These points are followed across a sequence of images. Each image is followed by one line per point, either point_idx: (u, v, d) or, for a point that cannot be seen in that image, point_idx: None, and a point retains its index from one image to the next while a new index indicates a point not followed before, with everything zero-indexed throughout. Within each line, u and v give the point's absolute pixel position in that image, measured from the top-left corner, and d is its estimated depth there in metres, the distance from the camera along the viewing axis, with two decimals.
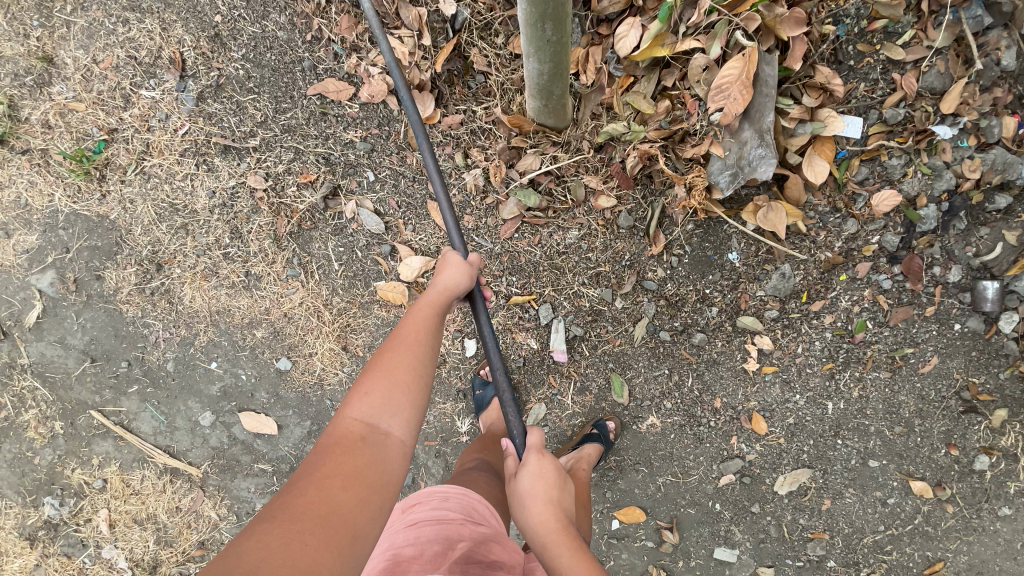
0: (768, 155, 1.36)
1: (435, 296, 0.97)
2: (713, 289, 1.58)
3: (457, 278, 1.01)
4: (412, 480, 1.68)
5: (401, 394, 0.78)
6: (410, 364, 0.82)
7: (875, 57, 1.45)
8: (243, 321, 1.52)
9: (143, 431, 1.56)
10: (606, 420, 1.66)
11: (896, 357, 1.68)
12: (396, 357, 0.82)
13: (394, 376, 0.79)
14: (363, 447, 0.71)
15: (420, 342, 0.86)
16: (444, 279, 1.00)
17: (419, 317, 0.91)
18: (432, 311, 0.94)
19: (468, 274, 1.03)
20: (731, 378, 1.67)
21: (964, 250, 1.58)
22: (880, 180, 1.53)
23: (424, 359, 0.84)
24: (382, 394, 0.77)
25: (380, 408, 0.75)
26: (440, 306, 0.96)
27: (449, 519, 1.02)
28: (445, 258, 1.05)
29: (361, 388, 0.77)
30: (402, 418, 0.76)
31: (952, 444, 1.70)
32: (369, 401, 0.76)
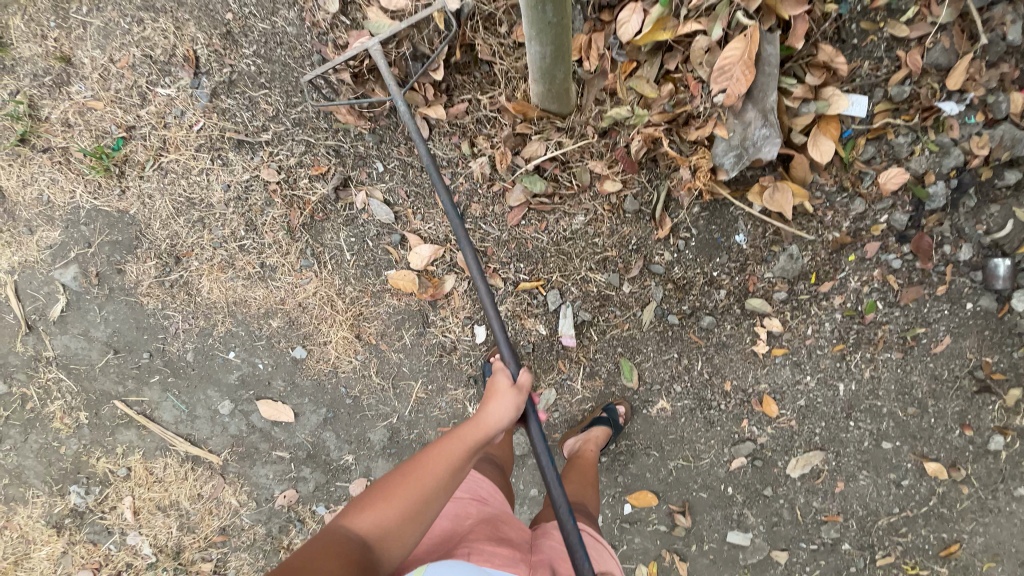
0: (772, 134, 1.37)
1: (478, 426, 0.91)
2: (720, 271, 1.59)
3: (503, 410, 0.95)
4: None
5: (401, 521, 0.75)
6: (421, 492, 0.79)
7: (879, 34, 1.44)
8: (259, 311, 1.56)
9: (164, 420, 1.61)
10: (616, 405, 1.66)
11: (908, 337, 1.67)
12: (413, 481, 0.79)
13: (403, 502, 0.77)
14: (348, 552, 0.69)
15: (441, 470, 0.82)
16: (490, 412, 0.94)
17: (453, 443, 0.87)
18: (470, 439, 0.89)
19: (518, 406, 0.97)
20: (741, 361, 1.68)
21: (973, 228, 1.58)
22: (887, 158, 1.53)
23: (437, 491, 0.80)
24: (383, 512, 0.75)
25: (375, 529, 0.73)
26: (478, 435, 0.90)
27: (458, 496, 1.10)
28: (496, 384, 0.99)
29: (367, 499, 0.77)
30: (398, 541, 0.74)
31: (966, 424, 1.70)
32: (367, 515, 0.75)
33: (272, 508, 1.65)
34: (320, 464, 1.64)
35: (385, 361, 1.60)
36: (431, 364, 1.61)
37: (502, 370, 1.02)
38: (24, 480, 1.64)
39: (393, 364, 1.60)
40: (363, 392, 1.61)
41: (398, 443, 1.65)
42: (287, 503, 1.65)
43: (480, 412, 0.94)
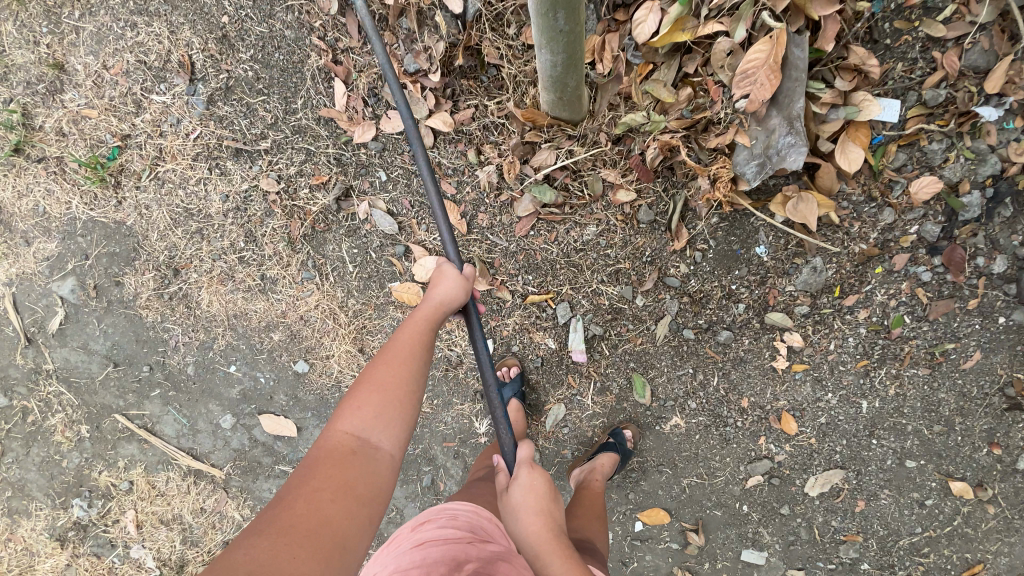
0: (798, 142, 1.29)
1: (429, 308, 0.97)
2: (739, 284, 1.51)
3: (449, 290, 1.00)
4: (431, 482, 1.66)
5: (388, 410, 0.81)
6: (399, 379, 0.85)
7: (914, 34, 1.35)
8: (260, 325, 1.51)
9: (166, 434, 1.58)
10: (623, 428, 1.61)
11: (936, 353, 1.59)
12: (387, 372, 0.85)
13: (383, 397, 0.82)
14: (350, 459, 0.75)
15: (412, 358, 0.89)
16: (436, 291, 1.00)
17: (413, 334, 0.93)
18: (423, 322, 0.95)
19: (465, 285, 1.01)
20: (759, 377, 1.61)
21: (1009, 238, 1.49)
22: (919, 166, 1.43)
23: (414, 373, 0.87)
24: (370, 408, 0.80)
25: (370, 425, 0.79)
26: (429, 318, 0.96)
27: (457, 538, 0.97)
28: (441, 271, 1.03)
29: (353, 400, 0.82)
30: (390, 429, 0.81)
31: (995, 442, 1.62)
32: (359, 414, 0.80)
33: None
34: None
35: None
36: None
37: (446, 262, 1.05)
38: (27, 493, 1.62)
39: None
40: None
41: None
42: None
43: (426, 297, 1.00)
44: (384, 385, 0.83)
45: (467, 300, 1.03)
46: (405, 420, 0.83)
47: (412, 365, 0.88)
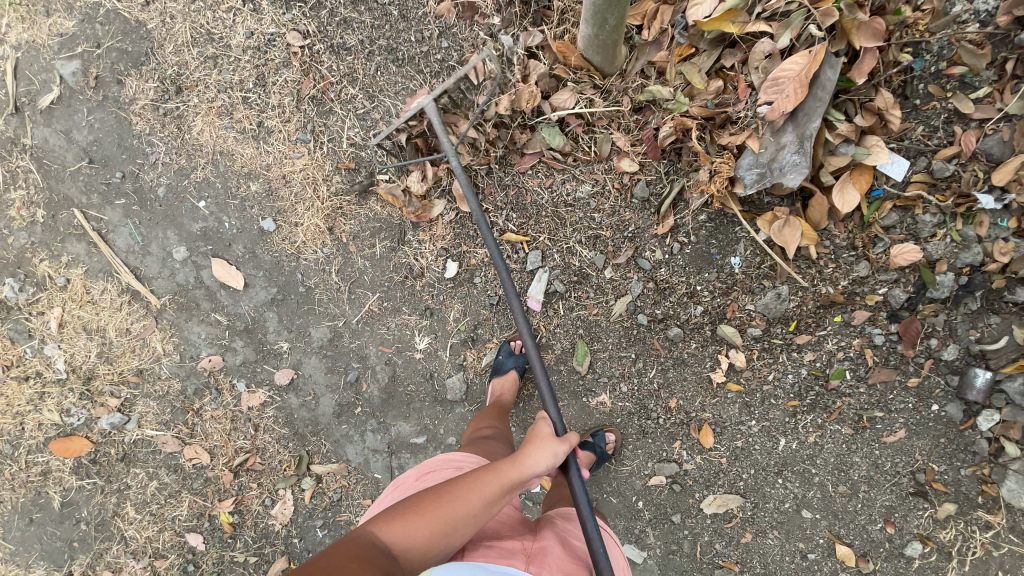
0: (802, 164, 1.31)
1: (516, 469, 0.95)
2: (704, 287, 1.54)
3: (545, 457, 0.99)
4: (355, 380, 1.65)
5: (427, 534, 0.84)
6: (450, 506, 0.87)
7: (943, 104, 1.38)
8: (241, 170, 1.51)
9: (116, 245, 1.58)
10: (606, 432, 1.65)
11: (863, 417, 1.64)
12: (445, 500, 0.87)
13: (430, 518, 0.85)
14: (373, 553, 0.79)
15: (473, 494, 0.89)
16: (529, 457, 0.98)
17: (488, 477, 0.92)
18: (499, 482, 0.92)
19: (559, 454, 1.01)
20: (693, 383, 1.64)
21: (966, 331, 1.55)
22: (906, 232, 1.47)
23: (471, 509, 0.87)
24: (411, 526, 0.84)
25: (403, 539, 0.83)
26: (515, 475, 0.94)
27: None
28: (538, 433, 1.06)
29: (395, 512, 0.86)
30: (417, 554, 0.83)
31: (890, 521, 1.70)
32: (393, 524, 0.85)
33: (193, 368, 1.64)
34: (254, 341, 1.62)
35: (349, 263, 1.56)
36: (392, 283, 1.58)
37: (543, 420, 1.10)
38: None
39: (355, 269, 1.57)
40: (318, 286, 1.57)
41: (337, 348, 1.62)
42: (210, 367, 1.64)
43: (519, 456, 0.98)
44: (440, 506, 0.87)
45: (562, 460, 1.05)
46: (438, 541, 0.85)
47: (477, 505, 0.88)
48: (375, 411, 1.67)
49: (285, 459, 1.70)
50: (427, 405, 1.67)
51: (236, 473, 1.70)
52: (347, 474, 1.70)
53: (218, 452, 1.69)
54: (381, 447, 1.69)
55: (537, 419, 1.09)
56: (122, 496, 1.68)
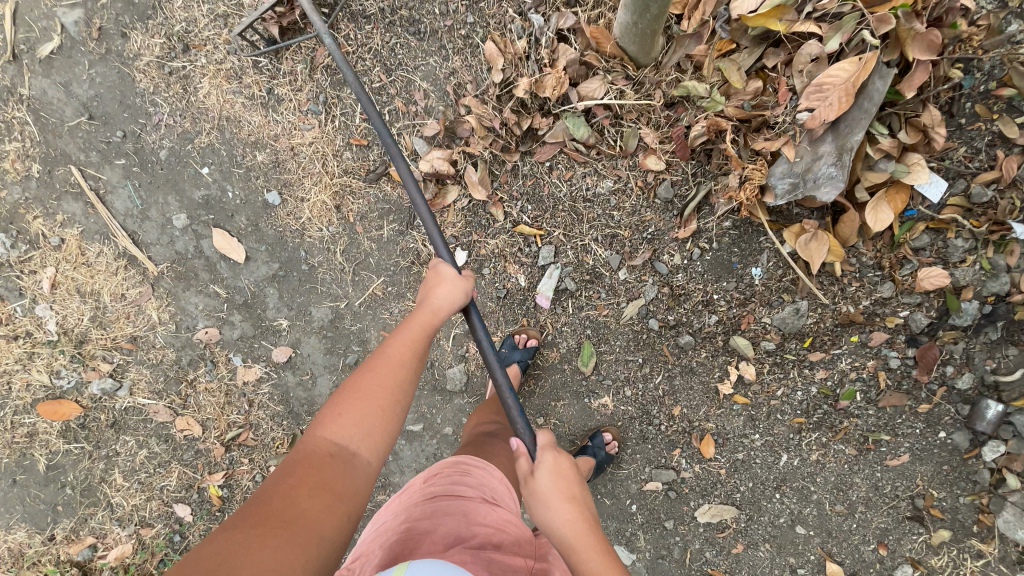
0: (838, 177, 1.24)
1: (428, 315, 0.97)
2: (720, 296, 1.49)
3: (453, 294, 1.00)
4: (355, 363, 1.58)
5: (374, 415, 0.80)
6: (388, 386, 0.83)
7: (989, 125, 1.31)
8: (248, 138, 1.44)
9: (114, 207, 1.52)
10: (604, 432, 1.62)
11: (869, 439, 1.61)
12: (376, 381, 0.83)
13: (367, 406, 0.80)
14: (325, 461, 0.74)
15: (402, 366, 0.86)
16: (435, 296, 0.99)
17: (400, 340, 0.90)
18: (419, 334, 0.94)
19: (462, 287, 1.01)
20: (699, 392, 1.60)
21: (984, 361, 1.52)
22: (936, 255, 1.41)
23: (399, 387, 0.84)
24: (351, 409, 0.79)
25: (354, 432, 0.77)
26: (429, 325, 0.95)
27: (465, 494, 0.96)
28: (439, 273, 1.03)
29: (330, 407, 0.79)
30: (372, 438, 0.78)
31: (884, 542, 1.69)
32: (341, 420, 0.78)
33: (188, 339, 1.60)
34: (252, 316, 1.57)
35: (354, 244, 1.50)
36: (398, 267, 1.52)
37: (441, 261, 1.05)
38: None
39: (360, 250, 1.51)
40: (321, 265, 1.52)
41: (337, 330, 1.58)
42: (206, 340, 1.59)
43: (421, 301, 0.99)
44: (374, 389, 0.82)
45: (467, 301, 1.03)
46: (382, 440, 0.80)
47: (405, 374, 0.86)
48: None
49: (277, 438, 1.66)
50: (425, 394, 1.63)
51: (227, 448, 1.67)
52: None
53: (210, 426, 1.65)
54: None
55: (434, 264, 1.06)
56: (111, 463, 1.66)
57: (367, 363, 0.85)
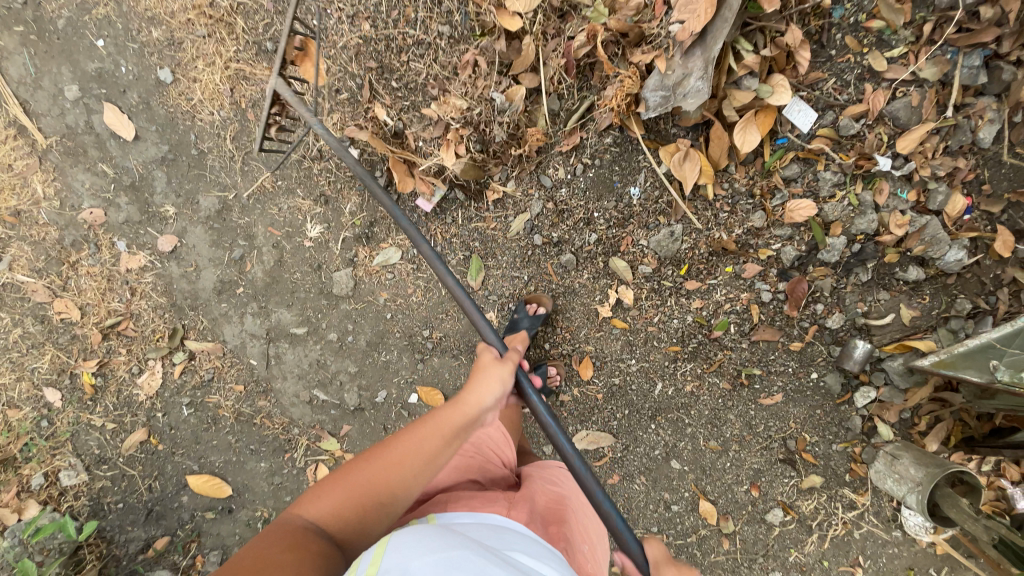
0: (703, 90, 1.29)
1: (458, 412, 0.83)
2: (601, 216, 1.53)
3: (493, 387, 0.88)
4: (239, 258, 1.60)
5: (362, 500, 0.73)
6: (386, 478, 0.74)
7: (858, 59, 1.36)
8: (146, 14, 1.48)
9: (7, 75, 1.51)
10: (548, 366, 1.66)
11: (742, 373, 1.65)
12: (375, 468, 0.75)
13: (364, 494, 0.73)
14: (303, 537, 0.66)
15: (405, 462, 0.76)
16: (469, 394, 0.86)
17: (422, 430, 0.80)
18: (443, 432, 0.80)
19: (506, 379, 0.91)
20: (581, 314, 1.63)
21: (855, 303, 1.57)
22: (807, 188, 1.45)
23: (409, 480, 0.75)
24: (355, 488, 0.73)
25: (330, 511, 0.71)
26: (460, 421, 0.82)
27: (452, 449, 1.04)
28: (479, 362, 0.94)
29: (321, 485, 0.74)
30: (354, 529, 0.71)
31: (756, 484, 1.74)
32: (324, 499, 0.72)
33: (74, 219, 1.58)
34: (139, 200, 1.58)
35: (244, 131, 1.53)
36: (288, 160, 1.54)
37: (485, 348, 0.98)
38: None
39: (251, 139, 1.53)
40: (211, 151, 1.54)
41: (224, 221, 1.59)
42: (91, 221, 1.58)
43: (461, 392, 0.87)
44: (375, 481, 0.74)
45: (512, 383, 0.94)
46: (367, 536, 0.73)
47: (415, 469, 0.76)
48: (257, 294, 1.63)
49: (159, 330, 1.65)
50: (312, 295, 1.62)
51: (105, 337, 1.65)
52: (222, 355, 1.67)
53: (90, 311, 1.63)
54: (259, 333, 1.65)
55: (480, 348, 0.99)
56: None
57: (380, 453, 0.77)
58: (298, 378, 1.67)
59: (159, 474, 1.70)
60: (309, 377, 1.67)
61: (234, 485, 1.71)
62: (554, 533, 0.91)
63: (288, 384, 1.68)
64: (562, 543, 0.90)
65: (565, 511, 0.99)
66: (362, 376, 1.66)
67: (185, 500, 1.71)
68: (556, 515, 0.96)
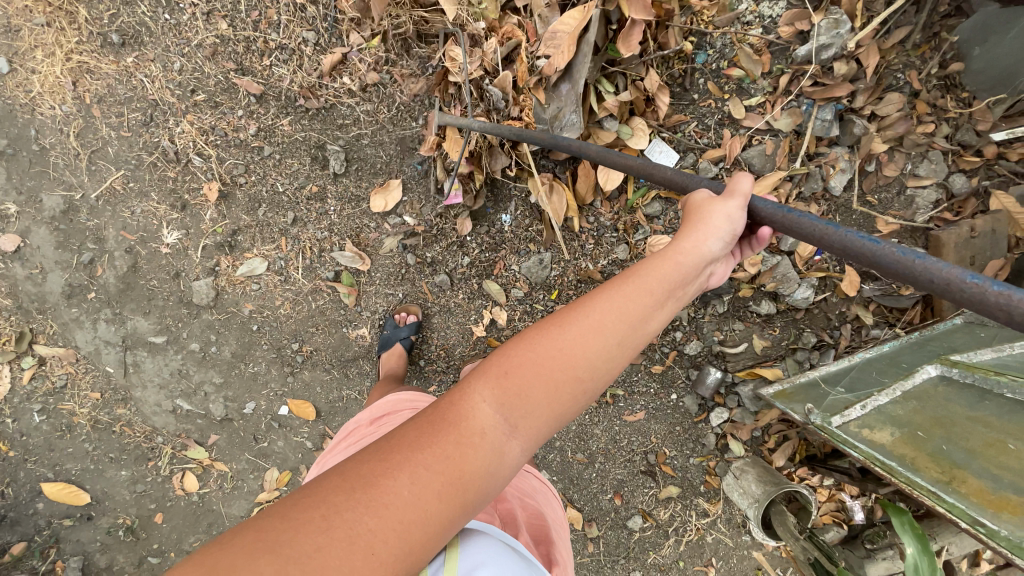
0: (575, 126, 1.31)
1: (680, 257, 0.67)
2: (473, 239, 1.54)
3: (707, 239, 0.69)
4: (89, 262, 1.51)
5: (542, 404, 0.58)
6: (574, 362, 0.58)
7: (719, 104, 1.41)
8: None
9: None
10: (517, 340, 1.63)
11: (607, 394, 1.74)
12: (563, 349, 0.58)
13: (545, 381, 0.58)
14: (460, 441, 0.55)
15: (601, 341, 0.60)
16: (686, 240, 0.68)
17: (624, 296, 0.62)
18: (652, 288, 0.63)
19: (732, 220, 0.71)
20: (456, 333, 1.64)
21: (712, 332, 1.67)
22: (667, 226, 1.50)
23: (602, 370, 0.60)
24: (534, 366, 0.58)
25: (505, 409, 0.57)
26: (673, 274, 0.65)
27: None
28: (697, 204, 0.74)
29: (493, 365, 0.59)
30: (533, 429, 0.58)
31: (619, 494, 1.84)
32: (496, 388, 0.57)
33: None
34: None
35: (91, 129, 1.44)
36: (140, 162, 1.45)
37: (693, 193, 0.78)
38: None
39: (98, 137, 1.44)
40: (53, 147, 1.44)
41: (70, 223, 1.49)
42: None
43: (673, 243, 0.69)
44: (564, 363, 0.58)
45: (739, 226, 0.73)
46: (553, 419, 0.59)
47: (607, 358, 0.60)
48: (110, 300, 1.54)
49: (2, 334, 1.55)
50: (170, 304, 1.55)
51: None
52: (75, 361, 1.59)
53: None
54: (114, 340, 1.57)
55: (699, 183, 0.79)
56: None
57: (563, 317, 0.61)
58: (160, 387, 1.62)
59: (11, 480, 1.63)
60: (171, 387, 1.62)
61: (93, 493, 1.65)
62: (546, 556, 0.87)
63: (149, 393, 1.62)
64: (555, 568, 0.85)
65: (549, 528, 0.93)
66: (228, 387, 1.62)
67: (40, 507, 1.64)
68: (543, 532, 0.90)
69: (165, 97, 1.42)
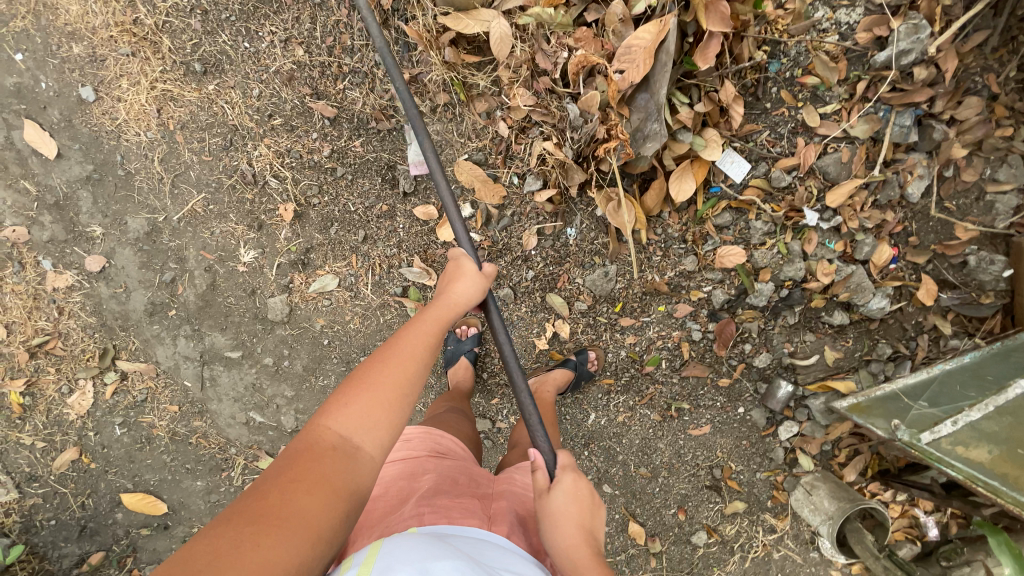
0: (661, 134, 1.31)
1: (447, 305, 0.96)
2: (538, 253, 1.54)
3: (470, 291, 1.01)
4: (170, 281, 1.57)
5: (379, 408, 0.74)
6: (397, 379, 0.78)
7: (792, 113, 1.39)
8: (68, 30, 1.45)
9: None
10: (588, 351, 1.62)
11: (671, 407, 1.70)
12: (386, 372, 0.78)
13: (376, 394, 0.75)
14: (326, 455, 0.68)
15: (413, 369, 0.80)
16: (456, 292, 0.99)
17: (411, 352, 0.82)
18: (433, 327, 0.90)
19: (480, 287, 1.02)
20: (519, 346, 1.65)
21: (783, 343, 1.61)
22: (737, 236, 1.49)
23: (417, 373, 0.81)
24: (374, 384, 0.76)
25: (355, 422, 0.72)
26: (450, 319, 0.94)
27: (415, 455, 1.05)
28: (462, 266, 1.05)
29: (340, 395, 0.74)
30: (376, 433, 0.73)
31: (683, 508, 1.79)
32: (346, 409, 0.73)
33: None
34: (64, 219, 1.54)
35: (173, 154, 1.50)
36: (219, 184, 1.51)
37: (464, 257, 1.07)
38: None
39: (180, 161, 1.50)
40: (138, 172, 1.51)
41: (152, 243, 1.55)
42: (13, 239, 1.54)
43: (443, 294, 0.99)
44: (390, 371, 0.78)
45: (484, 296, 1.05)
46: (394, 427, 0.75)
47: (415, 374, 0.81)
48: (189, 317, 1.60)
49: (87, 350, 1.62)
50: (245, 320, 1.60)
51: (31, 355, 1.61)
52: (154, 376, 1.65)
53: (15, 329, 1.59)
54: (192, 355, 1.63)
55: (457, 256, 1.08)
56: None
57: (380, 357, 0.80)
58: (233, 400, 1.67)
59: (92, 491, 1.69)
60: (245, 400, 1.67)
61: (170, 503, 1.71)
62: (534, 543, 0.94)
63: (223, 406, 1.67)
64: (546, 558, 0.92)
65: None
66: (299, 401, 1.66)
67: (119, 517, 1.70)
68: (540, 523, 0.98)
69: (243, 121, 1.47)
